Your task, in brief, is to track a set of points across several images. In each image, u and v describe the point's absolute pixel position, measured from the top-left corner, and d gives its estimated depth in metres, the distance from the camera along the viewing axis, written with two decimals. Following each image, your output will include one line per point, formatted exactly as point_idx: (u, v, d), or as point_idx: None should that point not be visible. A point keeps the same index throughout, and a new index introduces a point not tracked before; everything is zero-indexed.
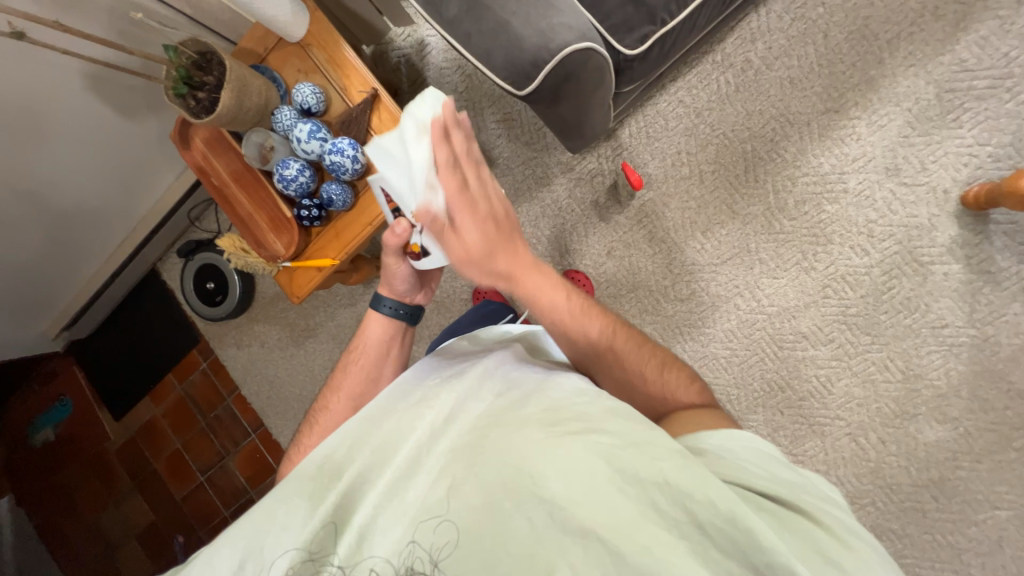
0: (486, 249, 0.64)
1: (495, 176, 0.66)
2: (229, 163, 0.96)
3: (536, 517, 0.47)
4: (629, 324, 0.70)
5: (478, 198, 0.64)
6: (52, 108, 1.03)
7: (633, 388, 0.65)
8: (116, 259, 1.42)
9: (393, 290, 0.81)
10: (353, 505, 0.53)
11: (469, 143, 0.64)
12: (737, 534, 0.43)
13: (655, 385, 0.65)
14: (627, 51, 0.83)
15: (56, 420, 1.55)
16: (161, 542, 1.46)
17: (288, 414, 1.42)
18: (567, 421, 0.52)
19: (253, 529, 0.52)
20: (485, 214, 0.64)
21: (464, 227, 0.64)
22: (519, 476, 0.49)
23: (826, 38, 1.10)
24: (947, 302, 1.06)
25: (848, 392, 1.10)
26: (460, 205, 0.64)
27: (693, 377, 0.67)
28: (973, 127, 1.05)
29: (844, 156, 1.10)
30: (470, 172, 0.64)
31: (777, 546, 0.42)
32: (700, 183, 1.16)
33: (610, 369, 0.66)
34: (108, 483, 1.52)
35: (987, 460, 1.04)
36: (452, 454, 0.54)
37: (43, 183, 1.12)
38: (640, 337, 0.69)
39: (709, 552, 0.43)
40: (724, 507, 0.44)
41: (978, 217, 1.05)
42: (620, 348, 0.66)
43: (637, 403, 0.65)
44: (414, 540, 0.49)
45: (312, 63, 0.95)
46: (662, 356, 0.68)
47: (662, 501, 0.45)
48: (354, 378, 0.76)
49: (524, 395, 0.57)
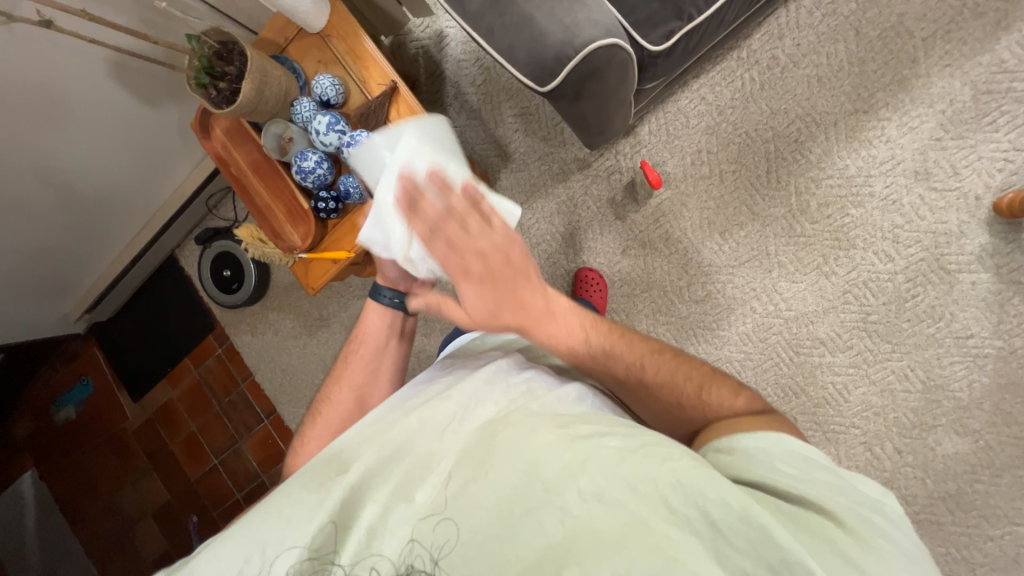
0: (489, 310, 0.62)
1: (484, 220, 0.61)
2: (247, 153, 0.97)
3: (548, 520, 0.47)
4: (656, 343, 0.67)
5: (467, 255, 0.60)
6: (76, 94, 1.05)
7: (668, 409, 0.63)
8: (136, 244, 1.44)
9: (388, 279, 0.79)
10: (361, 499, 0.54)
11: (447, 196, 0.60)
12: (751, 531, 0.43)
13: (692, 402, 0.62)
14: (652, 47, 0.82)
15: (77, 399, 1.59)
16: (175, 521, 1.50)
17: (300, 402, 1.44)
18: (577, 425, 0.53)
19: (259, 523, 0.53)
20: (479, 272, 0.61)
21: (464, 295, 0.62)
22: (530, 481, 0.49)
23: (857, 35, 1.07)
24: (974, 312, 1.03)
25: (865, 401, 1.08)
26: (455, 274, 0.61)
27: (738, 386, 0.62)
28: (1010, 132, 1.01)
29: (871, 159, 1.07)
30: (454, 229, 0.60)
31: (791, 542, 0.42)
32: (720, 183, 1.14)
33: (642, 392, 0.64)
34: (124, 462, 1.56)
35: (1007, 474, 1.02)
36: (462, 455, 0.54)
37: (66, 167, 1.15)
38: (671, 353, 0.66)
39: (722, 549, 0.43)
40: (736, 504, 0.44)
41: (1011, 225, 1.01)
42: (650, 372, 0.64)
43: (673, 423, 0.63)
44: (415, 538, 0.50)
45: (332, 54, 0.95)
46: (699, 371, 0.64)
47: (675, 502, 0.45)
48: (355, 368, 0.77)
49: (535, 399, 0.57)
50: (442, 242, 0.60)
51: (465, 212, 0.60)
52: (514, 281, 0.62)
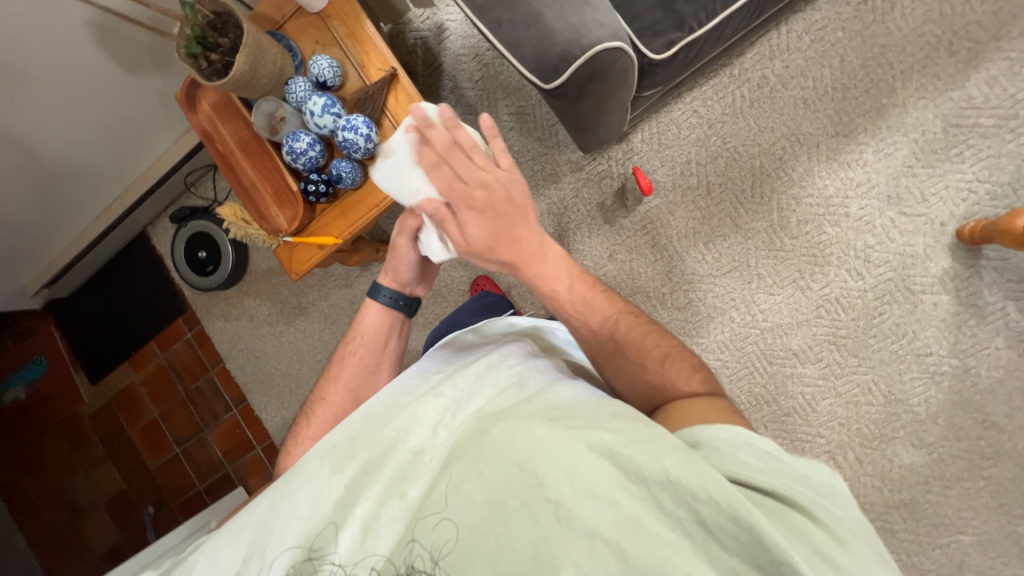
0: (486, 241, 0.67)
1: (484, 156, 0.69)
2: (235, 130, 0.94)
3: (542, 515, 0.46)
4: (632, 312, 0.69)
5: (472, 185, 0.68)
6: (50, 51, 0.99)
7: (632, 378, 0.64)
8: (106, 218, 1.38)
9: (395, 279, 0.80)
10: (354, 498, 0.53)
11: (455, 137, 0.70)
12: (742, 530, 0.42)
13: (655, 371, 0.63)
14: (652, 55, 0.84)
15: (28, 379, 1.49)
16: (130, 512, 1.44)
17: (273, 391, 1.40)
18: (570, 420, 0.52)
19: (260, 524, 0.53)
20: (480, 201, 0.67)
21: (466, 220, 0.68)
22: (523, 474, 0.48)
23: (843, 62, 1.12)
24: (934, 331, 1.09)
25: (831, 411, 1.13)
26: (456, 194, 0.68)
27: (698, 364, 0.64)
28: (975, 164, 1.07)
29: (849, 181, 1.12)
30: (458, 160, 0.69)
31: (778, 541, 0.41)
32: (706, 195, 1.17)
33: (612, 354, 0.65)
34: (78, 447, 1.49)
35: (956, 486, 1.08)
36: (454, 451, 0.54)
37: (31, 127, 1.08)
38: (640, 320, 0.68)
39: (713, 549, 0.42)
40: (725, 502, 0.42)
41: (971, 251, 1.08)
42: (620, 332, 0.66)
43: (637, 390, 0.64)
44: (412, 538, 0.49)
45: (330, 36, 0.93)
46: (667, 344, 0.66)
47: (667, 501, 0.44)
48: (352, 369, 0.76)
49: (530, 393, 0.57)
50: (449, 173, 0.69)
51: (468, 148, 0.70)
52: (511, 219, 0.67)
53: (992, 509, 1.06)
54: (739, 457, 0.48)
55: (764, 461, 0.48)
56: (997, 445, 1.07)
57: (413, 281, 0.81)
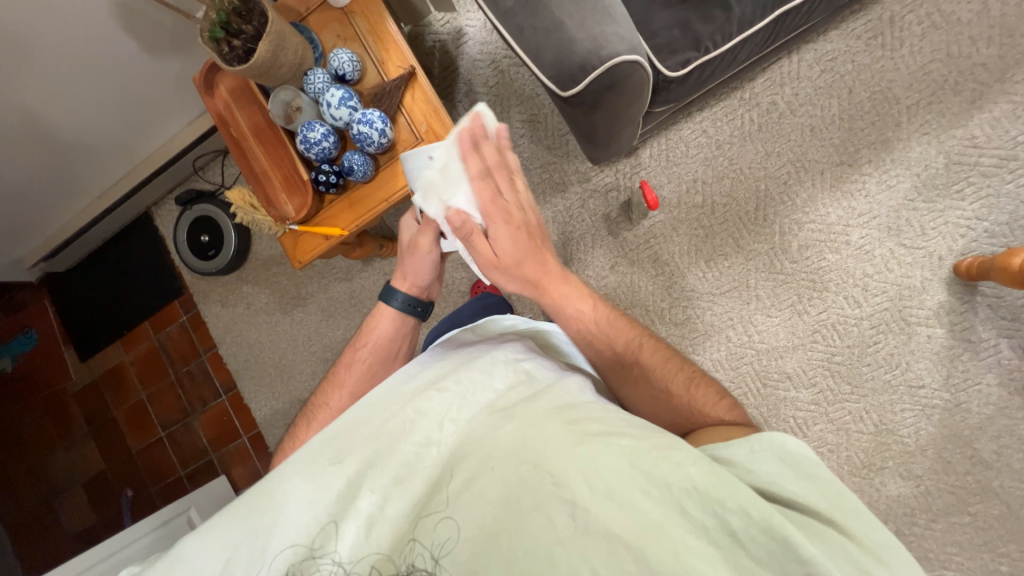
0: (515, 255, 0.69)
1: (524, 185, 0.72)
2: (250, 116, 0.95)
3: (558, 517, 0.46)
4: (654, 336, 0.71)
5: (511, 204, 0.69)
6: (73, 26, 1.01)
7: (659, 404, 0.64)
8: (111, 196, 1.38)
9: (413, 283, 0.80)
10: (358, 491, 0.53)
11: (502, 155, 0.70)
12: (774, 542, 0.42)
13: (682, 400, 0.64)
14: (667, 72, 0.85)
15: (15, 351, 1.44)
16: (108, 494, 1.42)
17: (264, 380, 1.39)
18: (585, 422, 0.52)
19: (254, 512, 0.53)
20: (517, 222, 0.69)
21: (494, 232, 0.68)
22: (538, 475, 0.48)
23: (850, 94, 1.14)
24: (927, 363, 1.10)
25: (822, 437, 1.13)
26: (494, 214, 0.68)
27: (722, 391, 0.65)
28: (974, 202, 1.09)
29: (850, 211, 1.14)
30: (503, 180, 0.70)
31: (814, 556, 0.41)
32: (710, 214, 1.19)
33: (635, 379, 0.66)
34: (59, 425, 1.46)
35: (941, 520, 1.08)
36: (463, 447, 0.54)
37: (45, 98, 1.09)
38: (665, 346, 0.70)
39: (742, 560, 0.43)
40: (756, 514, 0.43)
41: (967, 286, 1.09)
42: (643, 356, 0.67)
43: (662, 418, 0.64)
44: (417, 537, 0.48)
45: (352, 31, 0.94)
46: (689, 369, 0.67)
47: (691, 508, 0.45)
48: (358, 375, 0.76)
49: (543, 390, 0.58)
50: (490, 185, 0.69)
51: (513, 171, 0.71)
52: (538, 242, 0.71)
53: (976, 546, 1.06)
54: (772, 475, 0.49)
55: (795, 475, 0.49)
56: (984, 482, 1.07)
57: (429, 285, 0.81)
